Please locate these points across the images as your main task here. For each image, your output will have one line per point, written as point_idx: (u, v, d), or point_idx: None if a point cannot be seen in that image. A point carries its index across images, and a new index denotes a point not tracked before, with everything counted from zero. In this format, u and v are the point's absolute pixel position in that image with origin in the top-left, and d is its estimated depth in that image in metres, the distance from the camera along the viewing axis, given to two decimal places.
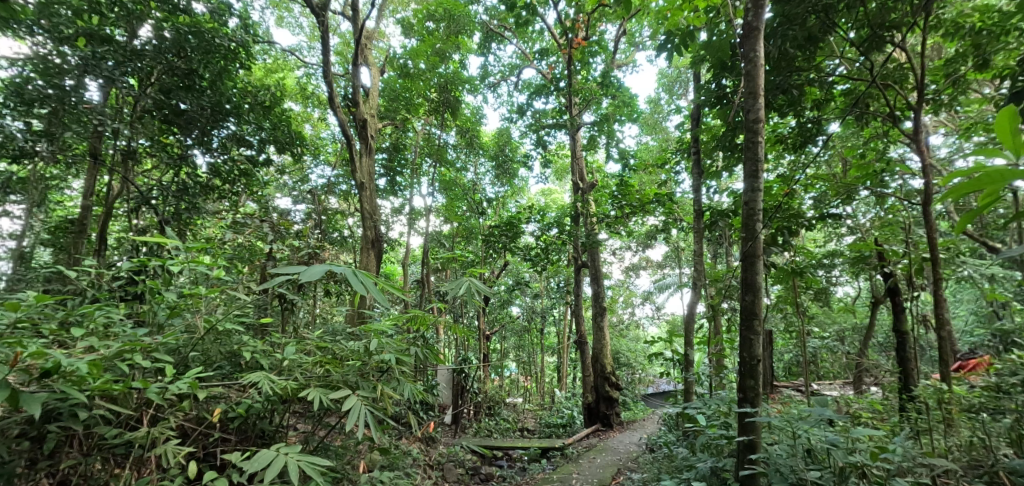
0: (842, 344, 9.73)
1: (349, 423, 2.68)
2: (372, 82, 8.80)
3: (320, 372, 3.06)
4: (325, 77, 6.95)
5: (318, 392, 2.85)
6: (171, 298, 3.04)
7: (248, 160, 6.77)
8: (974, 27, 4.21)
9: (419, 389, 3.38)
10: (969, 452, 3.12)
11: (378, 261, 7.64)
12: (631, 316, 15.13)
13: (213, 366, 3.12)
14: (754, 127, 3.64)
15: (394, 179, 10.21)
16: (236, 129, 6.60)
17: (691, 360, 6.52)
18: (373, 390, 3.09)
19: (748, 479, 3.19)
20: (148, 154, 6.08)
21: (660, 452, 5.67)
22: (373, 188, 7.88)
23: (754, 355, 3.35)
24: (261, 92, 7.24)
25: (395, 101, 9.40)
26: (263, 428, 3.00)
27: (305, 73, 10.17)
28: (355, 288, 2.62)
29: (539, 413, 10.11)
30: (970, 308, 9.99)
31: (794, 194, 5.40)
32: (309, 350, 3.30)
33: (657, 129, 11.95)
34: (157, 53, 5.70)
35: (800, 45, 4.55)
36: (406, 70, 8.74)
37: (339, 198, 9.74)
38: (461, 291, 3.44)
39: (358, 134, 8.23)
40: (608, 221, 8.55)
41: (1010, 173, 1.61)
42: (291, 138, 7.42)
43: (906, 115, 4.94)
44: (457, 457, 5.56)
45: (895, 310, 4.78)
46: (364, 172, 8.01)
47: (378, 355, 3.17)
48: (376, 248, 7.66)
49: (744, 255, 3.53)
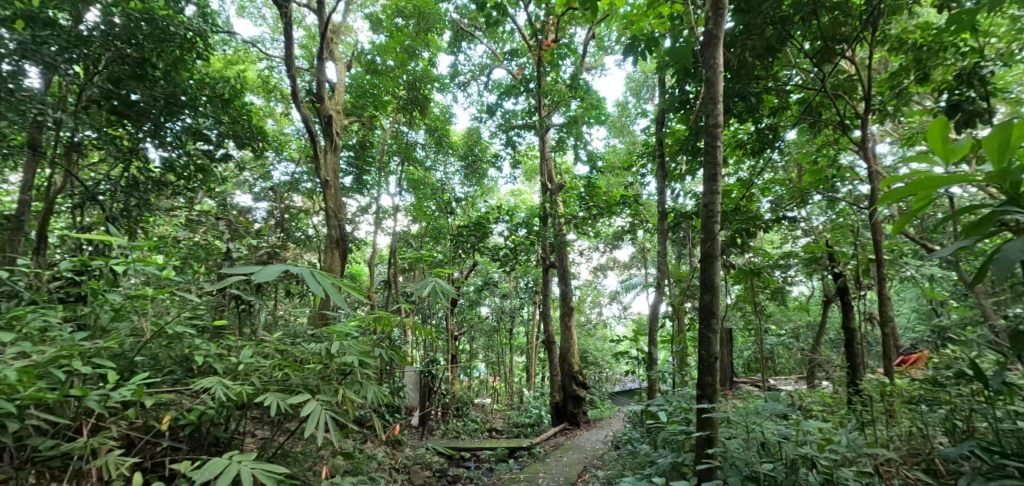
0: (797, 341, 10.19)
1: (308, 429, 2.68)
2: (338, 77, 8.68)
3: (279, 376, 3.06)
4: (288, 71, 6.82)
5: (275, 397, 2.84)
6: (116, 300, 2.98)
7: (205, 155, 6.70)
8: (915, 43, 4.44)
9: (384, 393, 3.39)
10: (908, 441, 3.27)
11: (343, 262, 7.57)
12: (599, 316, 15.51)
13: (163, 371, 3.01)
14: (714, 134, 3.76)
15: (362, 177, 9.87)
16: (192, 122, 6.41)
17: (655, 359, 6.71)
18: (334, 393, 3.09)
19: (706, 473, 3.29)
20: (95, 147, 5.80)
21: (625, 449, 5.82)
22: (338, 186, 7.76)
23: (712, 353, 3.50)
24: (220, 84, 7.11)
25: (362, 98, 9.11)
26: (218, 435, 3.01)
27: (267, 66, 10.03)
28: (313, 288, 2.65)
29: (507, 414, 10.23)
30: (910, 306, 10.58)
31: (751, 198, 5.62)
32: (268, 353, 3.31)
33: (624, 133, 12.33)
34: (105, 40, 5.53)
35: (759, 55, 4.76)
36: (375, 66, 8.69)
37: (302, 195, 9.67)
38: (425, 292, 3.52)
39: (323, 130, 8.06)
40: (576, 221, 8.77)
41: (938, 177, 1.78)
42: (251, 133, 7.27)
43: (854, 124, 5.20)
44: (423, 460, 5.56)
45: (844, 309, 5.02)
46: (329, 170, 7.87)
47: (340, 357, 3.20)
48: (340, 247, 7.60)
49: (704, 256, 3.64)
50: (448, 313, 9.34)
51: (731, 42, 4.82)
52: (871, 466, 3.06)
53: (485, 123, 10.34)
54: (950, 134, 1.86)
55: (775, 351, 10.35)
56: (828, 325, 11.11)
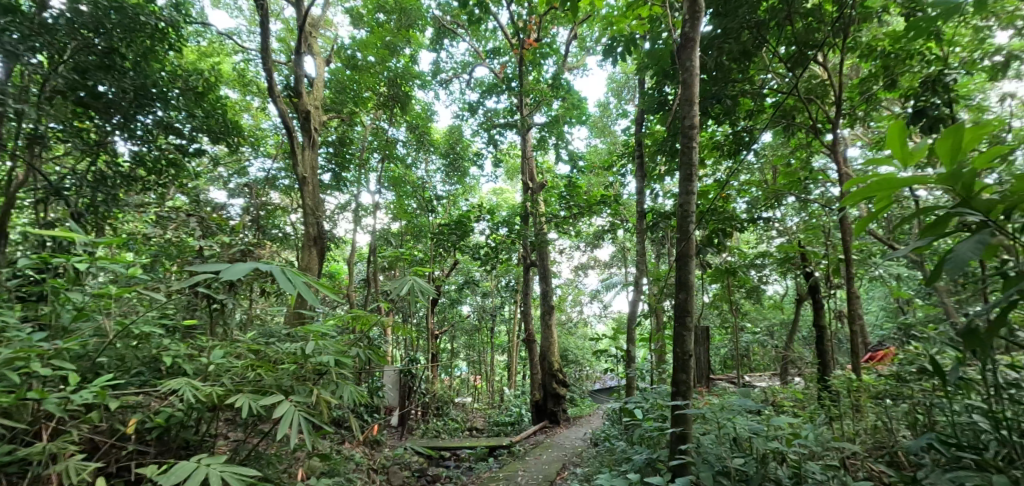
0: (772, 339, 10.42)
1: (280, 431, 2.68)
2: (317, 72, 8.59)
3: (252, 376, 3.04)
4: (265, 65, 6.73)
5: (246, 398, 2.82)
6: (79, 299, 2.95)
7: (177, 149, 6.57)
8: (884, 50, 4.59)
9: (361, 393, 3.39)
10: (873, 435, 3.38)
11: (321, 260, 7.53)
12: (580, 314, 15.62)
13: (129, 372, 2.95)
14: (690, 134, 3.88)
15: (341, 174, 9.78)
16: (164, 115, 6.30)
17: (633, 357, 6.80)
18: (309, 394, 3.07)
19: (679, 468, 3.36)
20: (60, 140, 5.53)
21: (603, 446, 5.89)
22: (317, 183, 7.69)
23: (687, 351, 3.57)
24: (193, 77, 6.98)
25: (342, 94, 9.02)
26: (187, 438, 2.95)
27: (243, 59, 9.87)
28: (282, 287, 2.63)
29: (488, 413, 10.27)
30: (879, 305, 10.91)
31: (727, 199, 5.73)
32: (240, 353, 3.28)
33: (605, 133, 12.46)
34: (70, 27, 5.35)
35: (736, 59, 4.86)
36: (355, 62, 8.67)
37: (281, 192, 9.55)
38: (404, 291, 3.54)
39: (301, 126, 7.97)
40: (557, 220, 8.84)
41: (894, 180, 1.85)
42: (226, 127, 7.17)
43: (826, 128, 5.34)
44: (403, 459, 5.56)
45: (816, 308, 5.16)
46: (308, 167, 7.79)
47: (315, 358, 3.20)
48: (318, 245, 7.54)
49: (679, 255, 3.72)
50: (428, 312, 9.33)
51: (708, 45, 4.92)
52: (837, 460, 3.15)
53: (466, 121, 10.35)
54: (910, 138, 1.93)
55: (751, 349, 10.57)
56: (802, 323, 11.37)
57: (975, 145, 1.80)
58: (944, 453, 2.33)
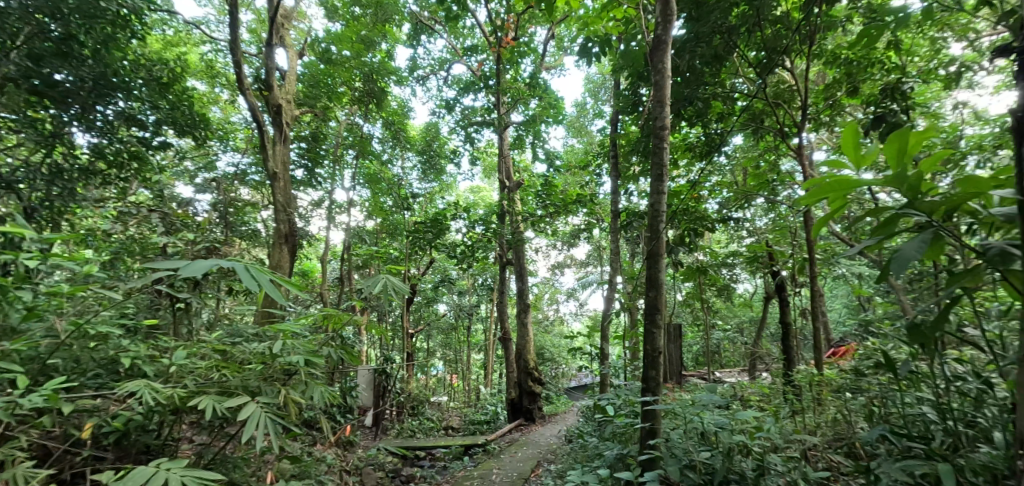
0: (742, 336, 10.69)
1: (245, 434, 2.65)
2: (289, 65, 8.45)
3: (216, 377, 3.00)
4: (233, 56, 6.61)
5: (210, 400, 2.77)
6: (28, 297, 2.78)
7: (139, 141, 6.40)
8: (847, 58, 4.75)
9: (331, 393, 3.39)
10: (833, 428, 3.52)
11: (293, 258, 7.47)
12: (556, 313, 15.75)
13: (86, 375, 2.91)
14: (660, 135, 3.97)
15: (314, 170, 9.64)
16: (126, 105, 6.12)
17: (607, 354, 6.90)
18: (276, 395, 3.06)
19: (649, 463, 3.44)
20: (12, 131, 5.31)
21: (577, 443, 5.97)
22: (288, 179, 7.58)
23: (657, 348, 3.67)
24: (157, 67, 6.78)
25: (316, 88, 8.91)
26: (147, 442, 2.91)
27: (211, 50, 9.64)
28: (246, 283, 2.63)
29: (464, 412, 10.29)
30: (842, 303, 11.30)
31: (699, 199, 5.86)
32: (205, 354, 3.24)
33: (582, 133, 12.59)
34: (22, 11, 4.99)
35: (709, 62, 4.97)
36: (329, 56, 8.56)
37: (252, 188, 9.38)
38: (376, 290, 3.56)
39: (272, 120, 7.85)
40: (533, 219, 8.90)
41: (847, 181, 1.95)
42: (191, 120, 7.00)
43: (792, 131, 5.50)
44: (377, 460, 5.56)
45: (782, 306, 5.32)
46: (279, 162, 7.67)
47: (283, 357, 3.17)
48: (290, 242, 7.45)
49: (649, 254, 3.81)
50: (404, 310, 9.30)
51: (680, 48, 5.02)
52: (797, 451, 3.27)
53: (443, 119, 10.33)
54: (863, 140, 2.03)
55: (722, 346, 10.82)
56: (770, 320, 11.70)
57: (920, 149, 1.91)
58: (896, 443, 2.44)
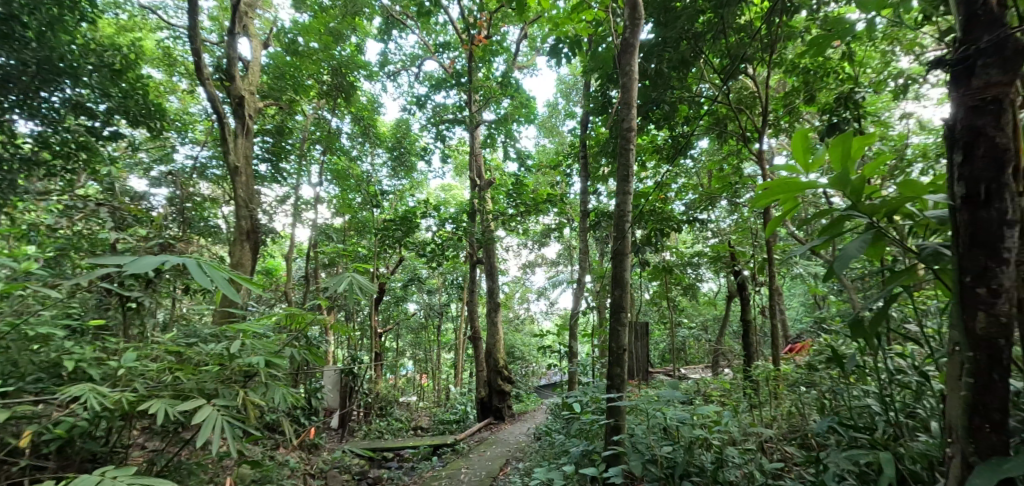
0: (706, 333, 11.01)
1: (201, 437, 2.57)
2: (253, 55, 8.21)
3: (169, 380, 2.92)
4: (191, 43, 6.44)
5: (162, 404, 2.68)
6: None
7: (88, 131, 6.03)
8: (805, 68, 4.95)
9: (292, 393, 3.37)
10: (788, 420, 3.66)
11: (254, 256, 7.31)
12: (527, 311, 15.86)
13: (26, 379, 2.73)
14: (627, 136, 4.07)
15: (279, 166, 9.42)
16: (73, 93, 5.84)
17: (576, 352, 7.01)
18: (234, 397, 3.02)
19: (613, 458, 3.52)
20: None
21: (544, 440, 6.05)
22: (250, 174, 7.40)
23: (622, 346, 3.75)
24: (108, 52, 6.47)
25: (281, 80, 8.75)
26: (93, 449, 2.82)
27: (169, 37, 9.30)
28: (195, 278, 2.58)
29: (433, 412, 10.28)
30: (800, 301, 11.76)
31: (665, 200, 5.99)
32: (157, 356, 3.15)
33: (554, 134, 12.71)
34: None
35: (676, 67, 5.08)
36: (295, 47, 8.27)
37: (212, 182, 9.14)
38: (341, 288, 3.57)
39: (233, 112, 7.67)
40: (504, 218, 8.95)
41: (790, 182, 2.06)
42: (146, 109, 6.81)
43: (754, 136, 5.69)
44: (343, 463, 5.53)
45: (743, 304, 5.50)
46: (241, 155, 7.49)
47: (241, 358, 3.13)
48: (252, 239, 7.29)
49: (614, 254, 3.90)
50: (372, 309, 9.22)
51: (648, 52, 5.13)
52: (754, 444, 3.41)
53: (414, 115, 10.26)
54: (813, 143, 2.13)
55: (687, 343, 11.10)
56: (733, 318, 12.08)
57: (861, 155, 2.00)
58: (843, 434, 2.56)
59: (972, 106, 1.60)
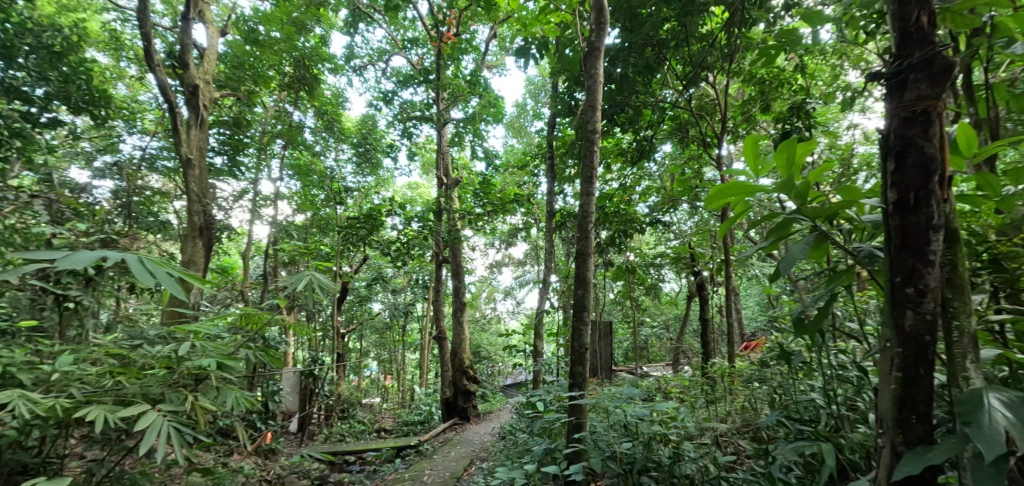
0: (667, 332, 11.29)
1: (143, 445, 2.51)
2: (209, 41, 7.79)
3: (110, 385, 2.82)
4: (140, 28, 6.23)
5: (101, 410, 2.60)
6: None
7: (25, 117, 5.95)
8: (763, 77, 5.15)
9: (245, 397, 3.30)
10: (742, 415, 3.81)
11: (207, 253, 7.10)
12: (493, 311, 15.90)
13: None
14: (592, 138, 4.14)
15: (236, 159, 9.15)
16: (9, 76, 5.87)
17: (541, 351, 7.08)
18: (183, 402, 2.94)
19: (574, 455, 3.59)
20: None
21: (508, 440, 6.09)
22: (203, 167, 7.18)
23: (584, 345, 3.83)
24: (48, 33, 6.23)
25: (238, 70, 8.42)
26: (24, 460, 2.69)
27: (118, 22, 8.89)
28: (136, 275, 2.44)
29: (397, 413, 10.22)
30: (756, 300, 12.20)
31: (630, 202, 6.11)
32: (96, 359, 3.00)
33: (522, 134, 12.79)
34: None
35: (641, 72, 5.20)
36: (256, 36, 8.13)
37: (163, 175, 8.82)
38: (299, 286, 3.53)
39: (187, 102, 7.37)
40: (471, 217, 8.95)
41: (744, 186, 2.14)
42: (89, 95, 6.63)
43: (713, 141, 5.88)
44: (301, 468, 5.51)
45: (702, 304, 5.68)
46: (194, 147, 7.25)
47: (190, 361, 3.05)
48: (205, 235, 7.08)
49: (578, 254, 3.95)
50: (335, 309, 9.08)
51: (613, 56, 5.22)
52: (709, 438, 3.54)
53: (381, 112, 10.16)
54: (762, 146, 2.22)
55: (649, 342, 11.37)
56: (692, 317, 12.43)
57: (806, 159, 2.10)
58: (790, 428, 2.68)
59: (905, 118, 1.72)
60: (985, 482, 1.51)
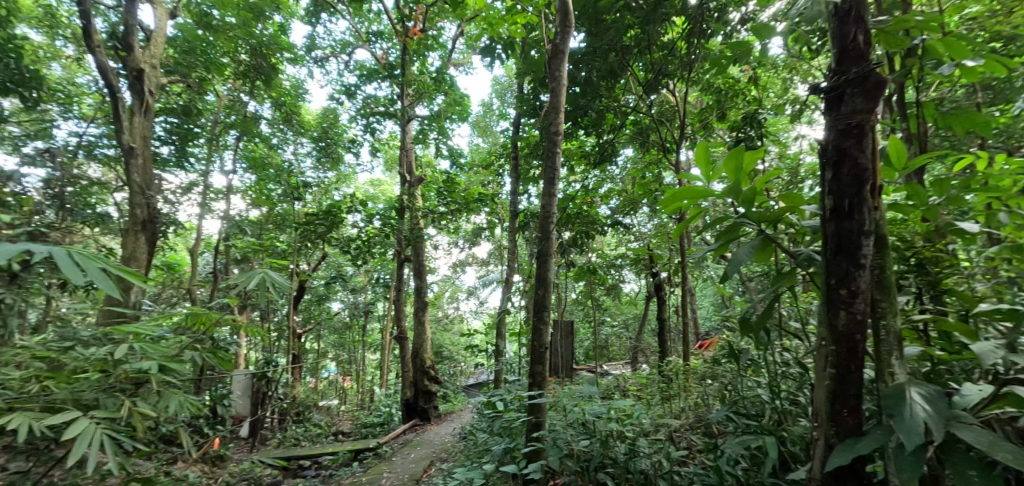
0: (627, 332, 11.53)
1: (70, 458, 2.44)
2: (156, 23, 7.43)
3: (37, 390, 2.67)
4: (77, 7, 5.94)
5: (26, 418, 2.49)
6: None
7: None
8: (720, 87, 5.33)
9: (188, 401, 3.23)
10: (695, 412, 3.95)
11: (149, 249, 6.77)
12: (456, 310, 15.86)
13: None
14: (555, 139, 4.22)
15: (185, 149, 8.82)
16: None
17: (502, 351, 7.13)
18: (118, 408, 2.86)
19: (533, 454, 3.64)
20: None
21: (468, 439, 6.12)
22: (146, 157, 6.90)
23: (544, 344, 3.89)
24: None
25: (189, 55, 8.11)
26: None
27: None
28: (60, 265, 2.35)
29: (355, 415, 10.10)
30: (711, 301, 12.61)
31: (593, 205, 6.21)
32: (21, 362, 2.82)
33: (487, 134, 12.81)
34: None
35: (604, 77, 5.30)
36: (210, 21, 7.82)
37: (103, 162, 8.34)
38: (252, 284, 3.46)
39: (129, 86, 7.01)
40: (434, 216, 8.92)
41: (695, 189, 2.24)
42: (16, 75, 6.46)
43: (673, 146, 6.05)
44: (252, 474, 5.54)
45: (660, 304, 5.85)
46: (138, 136, 6.96)
47: (127, 365, 2.94)
48: (148, 231, 6.81)
49: (539, 254, 4.01)
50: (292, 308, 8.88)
51: (577, 60, 5.31)
52: (663, 434, 3.65)
53: (343, 106, 9.99)
54: (713, 151, 2.32)
55: (609, 341, 11.58)
56: (651, 317, 12.73)
57: (753, 165, 2.20)
58: (736, 423, 2.81)
59: (841, 130, 1.84)
60: (905, 471, 1.64)
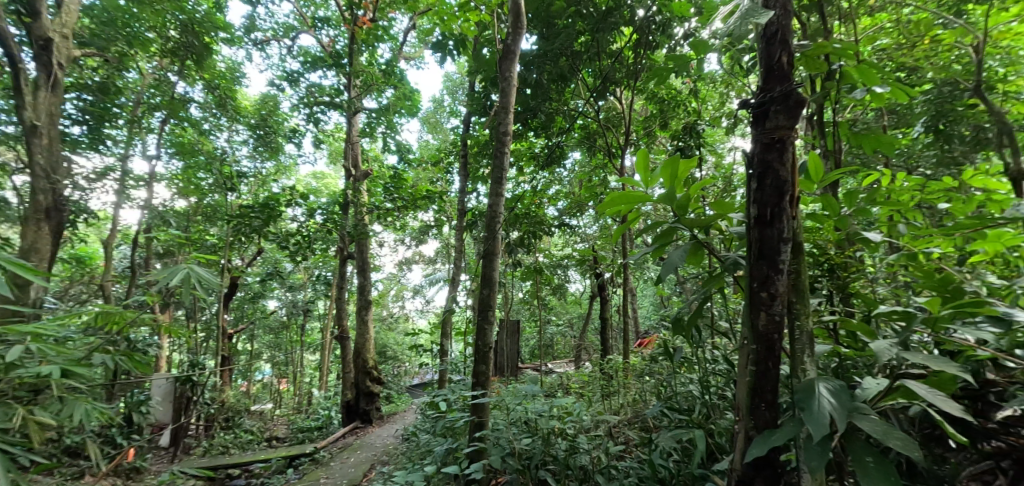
0: (570, 331, 11.78)
1: None
2: None
3: None
4: None
5: None
6: None
7: None
8: (663, 97, 5.56)
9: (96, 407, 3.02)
10: (632, 408, 4.13)
11: (52, 238, 6.36)
12: (401, 308, 15.67)
13: None
14: (503, 138, 4.28)
15: (100, 128, 8.23)
16: None
17: (447, 350, 7.13)
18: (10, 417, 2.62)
19: (476, 453, 3.67)
20: None
21: (410, 441, 6.09)
22: (54, 139, 6.47)
23: (488, 344, 3.95)
24: None
25: (109, 26, 7.51)
26: None
27: None
28: None
29: (291, 420, 9.82)
30: (651, 301, 13.11)
31: (540, 206, 6.31)
32: None
33: (436, 130, 12.75)
34: None
35: (555, 80, 5.42)
36: None
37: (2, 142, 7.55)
38: (176, 280, 3.31)
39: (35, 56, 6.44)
40: (380, 212, 8.80)
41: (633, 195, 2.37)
42: None
43: (618, 151, 6.26)
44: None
45: (602, 304, 6.03)
46: (45, 111, 6.45)
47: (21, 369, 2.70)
48: (52, 219, 6.39)
49: (485, 253, 4.07)
50: (225, 307, 8.51)
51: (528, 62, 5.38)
52: (603, 430, 3.80)
53: (284, 93, 9.67)
54: (653, 162, 2.44)
55: (553, 339, 11.80)
56: (594, 315, 13.08)
57: (688, 175, 2.32)
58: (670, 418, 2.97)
59: (766, 143, 1.99)
60: (814, 460, 1.80)
